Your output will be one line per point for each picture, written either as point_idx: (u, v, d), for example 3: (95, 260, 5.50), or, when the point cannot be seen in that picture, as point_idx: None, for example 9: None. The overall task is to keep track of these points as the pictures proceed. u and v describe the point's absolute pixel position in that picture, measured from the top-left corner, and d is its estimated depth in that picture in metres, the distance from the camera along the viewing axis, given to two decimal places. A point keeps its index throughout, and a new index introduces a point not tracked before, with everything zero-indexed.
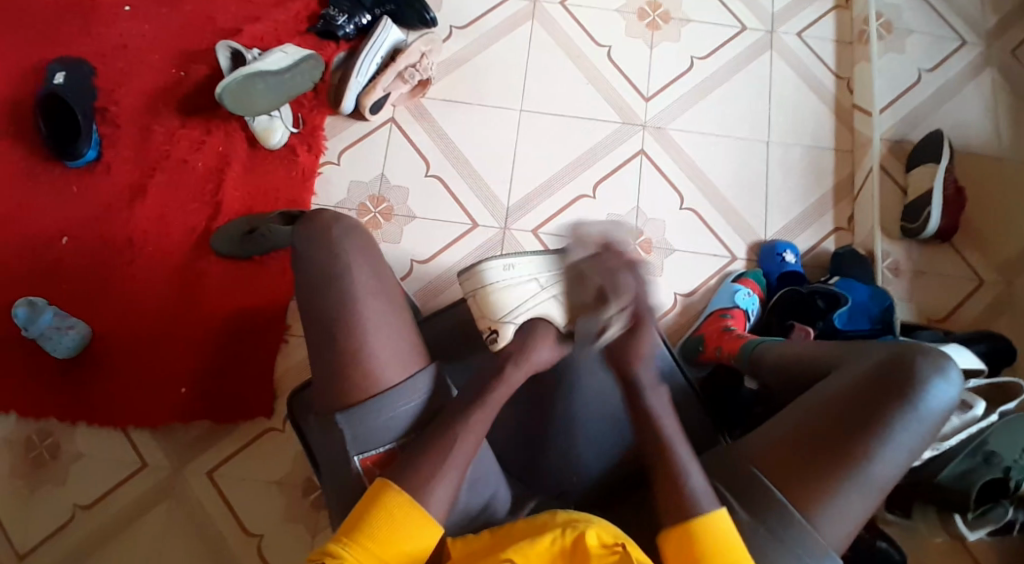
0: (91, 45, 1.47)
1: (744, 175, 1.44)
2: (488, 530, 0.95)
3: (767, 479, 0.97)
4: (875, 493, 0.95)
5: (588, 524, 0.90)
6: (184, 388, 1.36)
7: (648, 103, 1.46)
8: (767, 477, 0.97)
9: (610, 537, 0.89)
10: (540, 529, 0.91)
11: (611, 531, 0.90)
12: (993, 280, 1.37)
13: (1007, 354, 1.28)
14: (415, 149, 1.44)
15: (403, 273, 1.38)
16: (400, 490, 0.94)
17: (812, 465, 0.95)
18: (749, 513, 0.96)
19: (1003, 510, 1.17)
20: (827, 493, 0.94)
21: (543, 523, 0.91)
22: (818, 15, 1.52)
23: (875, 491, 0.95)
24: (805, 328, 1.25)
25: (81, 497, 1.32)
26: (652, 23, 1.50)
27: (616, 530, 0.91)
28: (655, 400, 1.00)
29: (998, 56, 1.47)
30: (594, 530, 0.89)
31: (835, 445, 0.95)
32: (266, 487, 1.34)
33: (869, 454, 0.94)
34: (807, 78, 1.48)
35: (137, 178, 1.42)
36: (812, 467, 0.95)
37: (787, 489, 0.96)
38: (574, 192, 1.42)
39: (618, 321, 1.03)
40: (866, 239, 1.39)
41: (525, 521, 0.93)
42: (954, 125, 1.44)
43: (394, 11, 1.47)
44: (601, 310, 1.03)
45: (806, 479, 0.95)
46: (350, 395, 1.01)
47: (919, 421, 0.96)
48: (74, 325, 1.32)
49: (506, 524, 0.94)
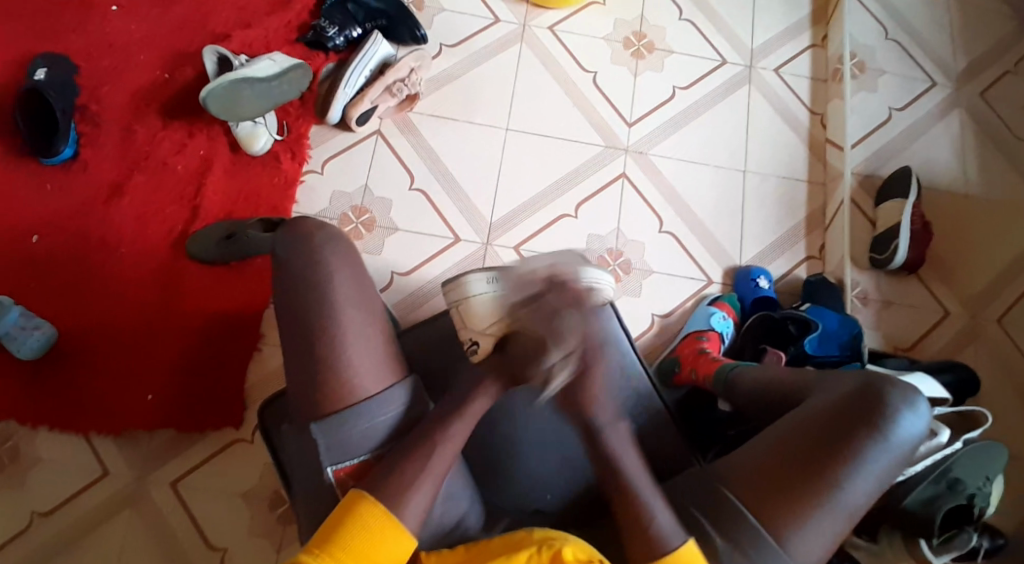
0: (77, 42, 1.45)
1: (721, 202, 1.47)
2: (462, 546, 0.94)
3: (740, 502, 0.99)
4: (844, 518, 0.97)
5: (565, 542, 0.90)
6: (151, 394, 1.32)
7: (632, 128, 1.50)
8: (741, 499, 0.99)
9: (587, 556, 0.89)
10: (517, 545, 0.90)
11: (585, 549, 0.90)
12: (959, 311, 1.42)
13: (970, 386, 1.32)
14: (399, 161, 1.45)
15: (383, 285, 1.38)
16: (371, 499, 0.92)
17: (786, 489, 0.97)
18: (721, 535, 0.98)
19: (966, 538, 1.19)
20: (799, 517, 0.96)
21: (518, 540, 0.91)
22: (796, 53, 1.58)
23: (844, 517, 0.97)
24: (778, 352, 1.28)
25: (40, 503, 1.27)
26: (638, 51, 1.55)
27: (590, 548, 0.91)
28: (615, 437, 1.01)
29: (965, 99, 1.55)
30: (570, 546, 0.89)
31: (809, 470, 0.97)
32: (232, 500, 1.31)
33: (841, 481, 0.96)
34: (783, 112, 1.54)
35: (115, 178, 1.40)
36: (785, 490, 0.97)
37: (759, 512, 0.97)
38: (555, 212, 1.44)
39: (563, 369, 1.01)
40: (837, 268, 1.43)
41: (502, 537, 0.93)
42: (922, 161, 1.50)
43: (385, 27, 1.49)
44: (544, 359, 0.99)
45: (779, 503, 0.97)
46: (334, 400, 1.00)
47: (888, 449, 0.98)
48: (40, 326, 1.29)
49: (480, 541, 0.94)
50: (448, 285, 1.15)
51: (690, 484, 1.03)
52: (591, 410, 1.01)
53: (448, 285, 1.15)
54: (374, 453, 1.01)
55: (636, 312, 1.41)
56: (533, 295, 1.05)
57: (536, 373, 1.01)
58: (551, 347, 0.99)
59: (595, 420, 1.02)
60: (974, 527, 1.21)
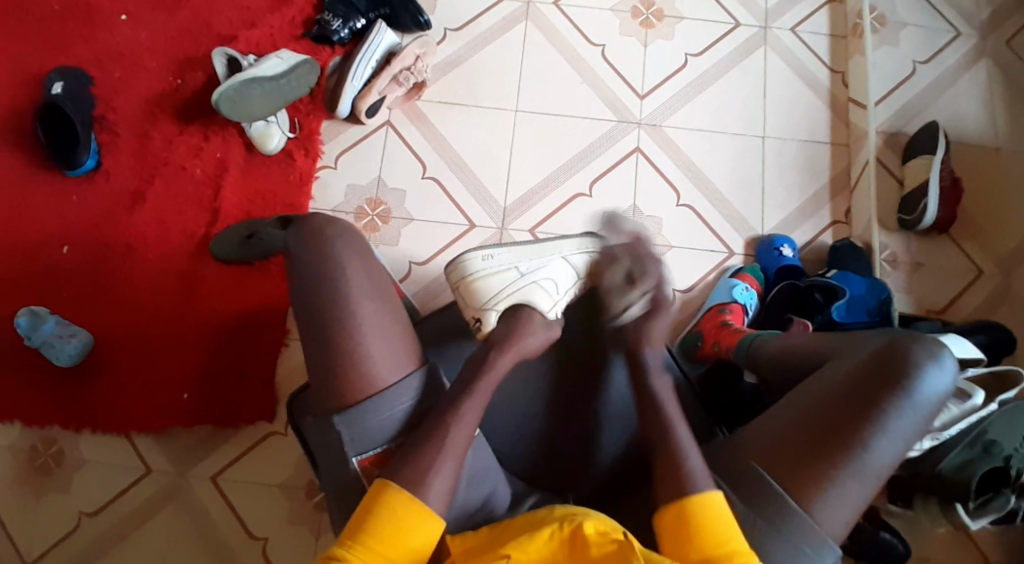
0: (90, 54, 1.48)
1: (740, 170, 1.44)
2: (485, 528, 0.95)
3: (765, 470, 0.96)
4: (871, 481, 0.95)
5: (586, 516, 0.89)
6: (185, 394, 1.36)
7: (644, 101, 1.47)
8: (764, 468, 0.97)
9: (608, 527, 0.88)
10: (538, 523, 0.90)
11: (609, 523, 0.89)
12: (993, 271, 1.37)
13: (1006, 345, 1.28)
14: (411, 151, 1.45)
15: (401, 275, 1.39)
16: (392, 485, 0.94)
17: (809, 455, 0.95)
18: (743, 502, 0.96)
19: (1005, 501, 1.15)
20: (825, 482, 0.94)
21: (540, 518, 0.91)
22: (812, 10, 1.52)
23: (871, 480, 0.95)
24: (804, 322, 1.25)
25: (87, 504, 1.33)
26: (646, 20, 1.51)
27: (615, 522, 0.90)
28: (659, 381, 1.05)
29: (992, 47, 1.47)
30: (592, 520, 0.88)
31: (832, 435, 0.95)
32: (270, 491, 1.35)
33: (865, 441, 0.94)
34: (801, 72, 1.49)
35: (136, 185, 1.43)
36: (809, 456, 0.95)
37: (785, 479, 0.95)
38: (570, 191, 1.42)
39: (639, 302, 1.12)
40: (863, 232, 1.39)
41: (523, 517, 0.93)
42: (949, 116, 1.44)
43: (388, 15, 1.48)
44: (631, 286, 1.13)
45: (803, 469, 0.95)
46: (347, 395, 1.01)
47: (913, 407, 0.95)
48: (76, 333, 1.33)
49: (503, 521, 0.94)
50: (448, 269, 1.19)
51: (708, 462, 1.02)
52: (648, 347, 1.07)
53: (449, 270, 1.19)
54: (394, 441, 1.02)
55: None
56: (615, 252, 1.20)
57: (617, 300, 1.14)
58: (639, 280, 1.14)
59: (648, 361, 1.06)
60: (1013, 489, 1.17)
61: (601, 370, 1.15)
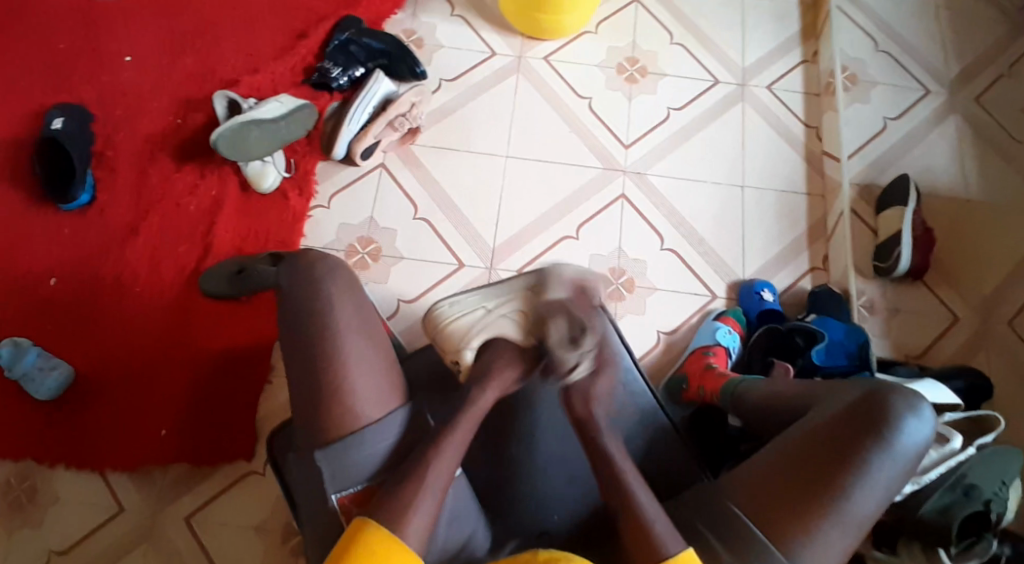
0: (94, 94, 1.52)
1: (721, 216, 1.49)
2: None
3: (747, 517, 0.97)
4: (854, 530, 0.95)
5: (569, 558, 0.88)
6: (164, 430, 1.35)
7: (628, 149, 1.53)
8: (748, 517, 0.97)
9: None
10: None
11: None
12: (968, 315, 1.41)
13: (985, 390, 1.31)
14: (403, 193, 1.49)
15: (389, 313, 1.40)
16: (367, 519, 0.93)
17: (794, 503, 0.95)
18: (727, 549, 0.96)
19: (988, 545, 1.15)
20: (807, 529, 0.94)
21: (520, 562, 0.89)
22: (788, 69, 1.61)
23: (855, 529, 0.95)
24: (786, 364, 1.27)
25: (57, 541, 1.30)
26: (630, 76, 1.59)
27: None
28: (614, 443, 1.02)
29: (960, 104, 1.56)
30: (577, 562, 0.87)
31: (816, 483, 0.95)
32: (245, 532, 1.32)
33: (848, 490, 0.95)
34: (778, 127, 1.56)
35: (130, 220, 1.45)
36: (794, 505, 0.95)
37: (767, 526, 0.95)
38: (557, 234, 1.46)
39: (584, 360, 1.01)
40: (841, 278, 1.44)
41: (507, 558, 0.92)
42: (921, 169, 1.51)
43: (385, 66, 1.54)
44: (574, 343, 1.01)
45: (788, 518, 0.95)
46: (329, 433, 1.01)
47: (895, 457, 0.96)
48: (57, 366, 1.33)
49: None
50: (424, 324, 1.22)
51: (691, 502, 1.02)
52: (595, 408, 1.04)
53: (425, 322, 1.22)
54: (373, 480, 1.02)
55: (642, 331, 1.41)
56: (551, 308, 1.04)
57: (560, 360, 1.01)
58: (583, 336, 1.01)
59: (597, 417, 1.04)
60: (993, 533, 1.16)
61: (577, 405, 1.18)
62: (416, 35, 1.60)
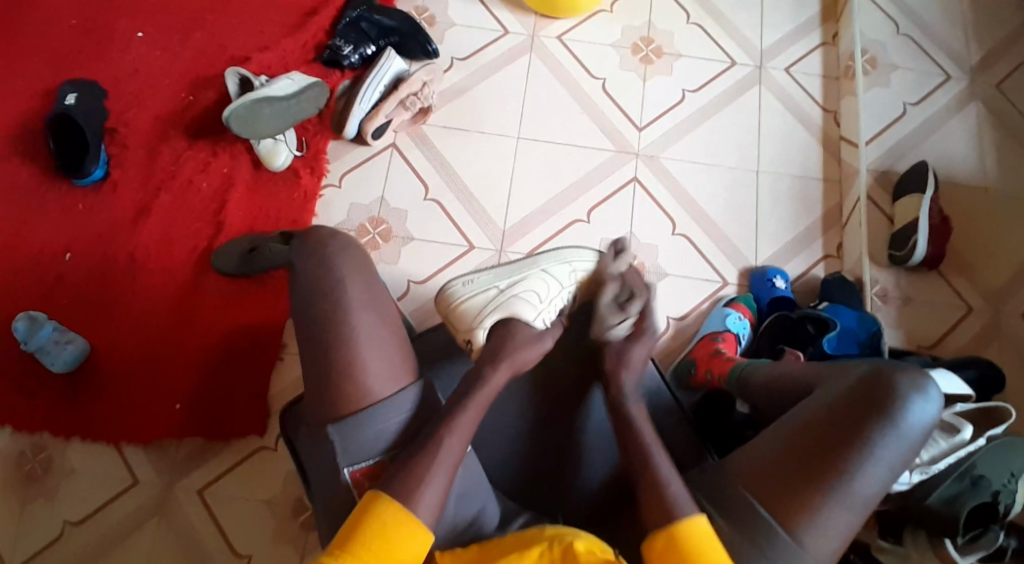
0: (106, 70, 1.52)
1: (734, 201, 1.47)
2: (475, 546, 0.94)
3: (752, 496, 0.97)
4: (858, 509, 0.94)
5: (577, 536, 0.89)
6: (177, 405, 1.36)
7: (641, 132, 1.51)
8: (751, 495, 0.97)
9: (599, 549, 0.88)
10: (529, 542, 0.90)
11: (599, 546, 0.89)
12: (981, 306, 1.40)
13: (995, 383, 1.29)
14: (414, 173, 1.48)
15: (399, 294, 1.41)
16: (390, 499, 0.93)
17: (796, 482, 0.95)
18: (728, 522, 0.97)
19: (993, 537, 1.15)
20: (811, 509, 0.94)
21: (530, 538, 0.91)
22: (806, 51, 1.58)
23: (858, 508, 0.94)
24: (796, 352, 1.26)
25: (71, 513, 1.32)
26: (645, 57, 1.56)
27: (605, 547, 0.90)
28: (630, 418, 1.04)
29: (982, 90, 1.53)
30: (583, 539, 0.88)
31: (819, 464, 0.95)
32: (257, 507, 1.34)
33: (851, 469, 0.94)
34: (795, 111, 1.53)
35: (143, 197, 1.46)
36: (796, 483, 0.95)
37: (772, 505, 0.95)
38: (567, 218, 1.45)
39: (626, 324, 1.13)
40: (854, 266, 1.42)
41: (516, 535, 0.93)
42: (940, 156, 1.48)
43: (398, 44, 1.53)
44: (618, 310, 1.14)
45: (790, 495, 0.95)
46: (343, 407, 1.01)
47: (899, 437, 0.95)
48: (73, 339, 1.34)
49: (493, 540, 0.94)
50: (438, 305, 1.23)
51: (702, 480, 1.02)
52: (621, 375, 1.09)
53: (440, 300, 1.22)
54: (385, 455, 1.02)
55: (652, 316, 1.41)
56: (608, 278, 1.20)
57: (605, 321, 1.14)
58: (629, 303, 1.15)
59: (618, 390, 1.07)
60: (1000, 525, 1.16)
61: (584, 391, 1.17)
62: (428, 12, 1.58)
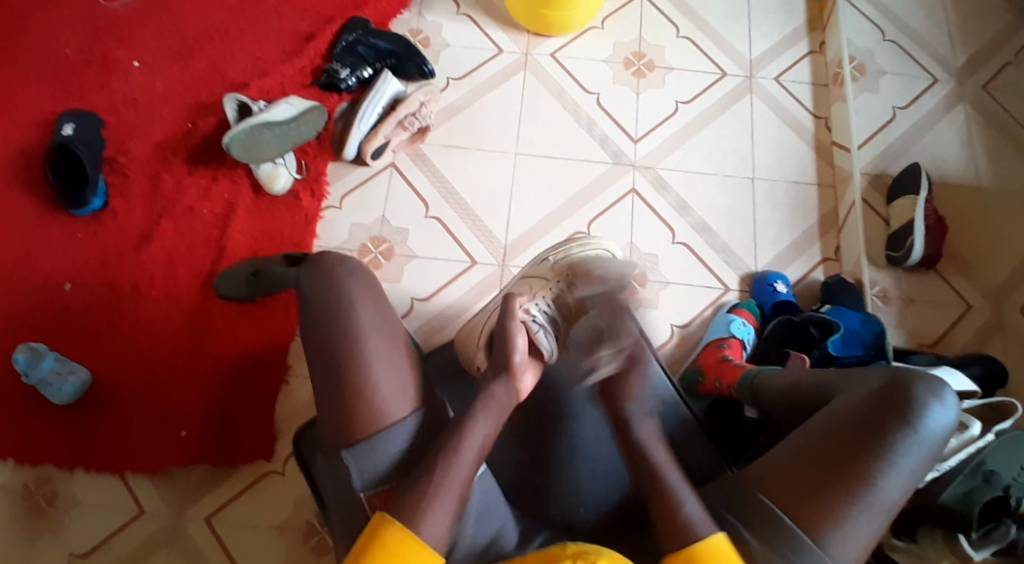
0: (104, 100, 1.53)
1: (732, 210, 1.49)
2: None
3: (775, 504, 0.96)
4: (881, 516, 0.94)
5: (600, 554, 0.87)
6: (184, 432, 1.35)
7: (637, 143, 1.53)
8: (776, 504, 0.96)
9: None
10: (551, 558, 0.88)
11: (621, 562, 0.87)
12: (981, 303, 1.42)
13: (1000, 377, 1.30)
14: (414, 191, 1.49)
15: (404, 311, 1.41)
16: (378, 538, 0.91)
17: (822, 488, 0.94)
18: (759, 540, 0.95)
19: (1005, 530, 1.13)
20: (836, 517, 0.93)
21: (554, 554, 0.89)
22: (793, 61, 1.61)
23: (882, 515, 0.94)
24: (803, 355, 1.24)
25: (77, 545, 1.30)
26: (638, 70, 1.59)
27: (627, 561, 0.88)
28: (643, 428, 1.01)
29: (967, 92, 1.57)
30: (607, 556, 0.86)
31: (843, 472, 0.94)
32: (268, 532, 1.32)
33: (875, 476, 0.94)
34: (787, 118, 1.56)
35: (144, 224, 1.46)
36: (821, 492, 0.94)
37: (796, 513, 0.94)
38: (569, 230, 1.47)
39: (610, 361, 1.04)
40: (853, 268, 1.44)
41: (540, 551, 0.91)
42: (930, 158, 1.51)
43: (394, 65, 1.56)
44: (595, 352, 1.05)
45: (814, 504, 0.94)
46: (357, 427, 1.01)
47: (920, 443, 0.96)
48: (76, 370, 1.33)
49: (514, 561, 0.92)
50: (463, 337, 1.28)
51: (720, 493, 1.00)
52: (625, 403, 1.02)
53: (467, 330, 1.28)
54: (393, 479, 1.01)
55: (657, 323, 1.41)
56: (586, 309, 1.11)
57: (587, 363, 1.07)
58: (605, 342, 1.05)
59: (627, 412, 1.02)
60: (1012, 520, 1.15)
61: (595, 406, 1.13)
62: (423, 34, 1.61)
